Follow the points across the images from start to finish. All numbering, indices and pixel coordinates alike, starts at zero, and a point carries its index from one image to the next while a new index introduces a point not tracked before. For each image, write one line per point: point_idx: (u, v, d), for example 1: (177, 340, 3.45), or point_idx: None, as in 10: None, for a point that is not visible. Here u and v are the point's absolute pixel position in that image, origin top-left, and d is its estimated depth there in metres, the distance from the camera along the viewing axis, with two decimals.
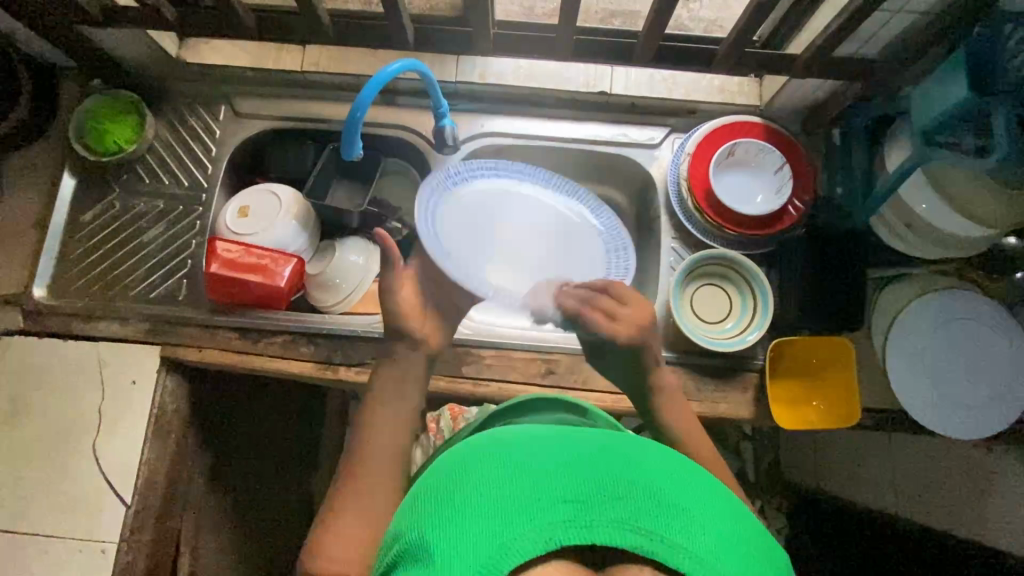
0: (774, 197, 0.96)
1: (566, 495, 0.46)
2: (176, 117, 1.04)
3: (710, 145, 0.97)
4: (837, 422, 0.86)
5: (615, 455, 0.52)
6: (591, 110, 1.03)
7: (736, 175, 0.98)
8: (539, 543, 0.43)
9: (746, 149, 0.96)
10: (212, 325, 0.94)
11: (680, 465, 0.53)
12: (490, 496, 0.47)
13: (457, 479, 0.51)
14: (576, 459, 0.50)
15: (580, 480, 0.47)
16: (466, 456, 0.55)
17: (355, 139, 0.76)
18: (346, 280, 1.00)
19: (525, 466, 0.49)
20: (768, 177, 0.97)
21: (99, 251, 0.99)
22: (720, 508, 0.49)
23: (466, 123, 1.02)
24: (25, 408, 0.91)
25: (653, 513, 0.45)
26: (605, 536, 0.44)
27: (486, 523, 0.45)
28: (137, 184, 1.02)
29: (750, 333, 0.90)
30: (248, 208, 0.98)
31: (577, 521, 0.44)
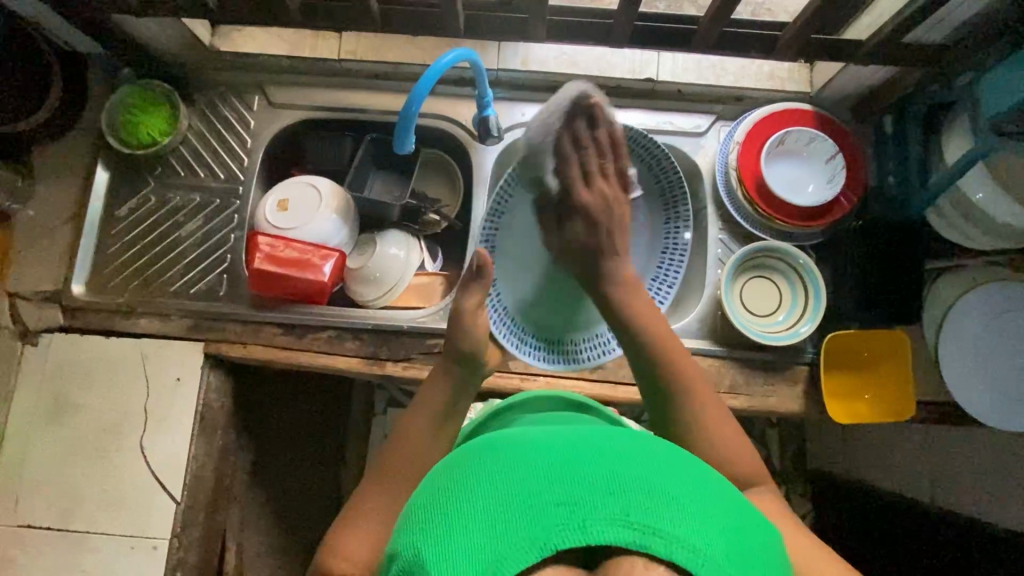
0: (827, 187, 0.94)
1: (549, 495, 0.44)
2: (209, 107, 1.02)
3: (760, 134, 0.95)
4: (888, 416, 0.86)
5: (595, 447, 0.50)
6: (635, 98, 1.01)
7: (786, 165, 0.96)
8: (531, 549, 0.42)
9: (797, 137, 0.93)
10: (255, 321, 0.93)
11: (665, 451, 0.51)
12: (475, 509, 0.45)
13: (439, 495, 0.49)
14: (556, 456, 0.48)
15: (565, 479, 0.45)
16: (453, 464, 0.53)
17: (409, 134, 0.75)
18: (388, 275, 0.98)
19: (507, 472, 0.47)
20: (820, 166, 0.95)
21: (135, 246, 0.97)
22: (711, 497, 0.47)
23: (506, 113, 1.01)
24: (70, 406, 0.90)
25: (645, 506, 0.43)
26: (595, 534, 0.42)
27: (474, 534, 0.44)
28: (172, 177, 1.00)
29: (803, 326, 0.85)
30: (288, 202, 0.97)
31: (562, 522, 0.42)
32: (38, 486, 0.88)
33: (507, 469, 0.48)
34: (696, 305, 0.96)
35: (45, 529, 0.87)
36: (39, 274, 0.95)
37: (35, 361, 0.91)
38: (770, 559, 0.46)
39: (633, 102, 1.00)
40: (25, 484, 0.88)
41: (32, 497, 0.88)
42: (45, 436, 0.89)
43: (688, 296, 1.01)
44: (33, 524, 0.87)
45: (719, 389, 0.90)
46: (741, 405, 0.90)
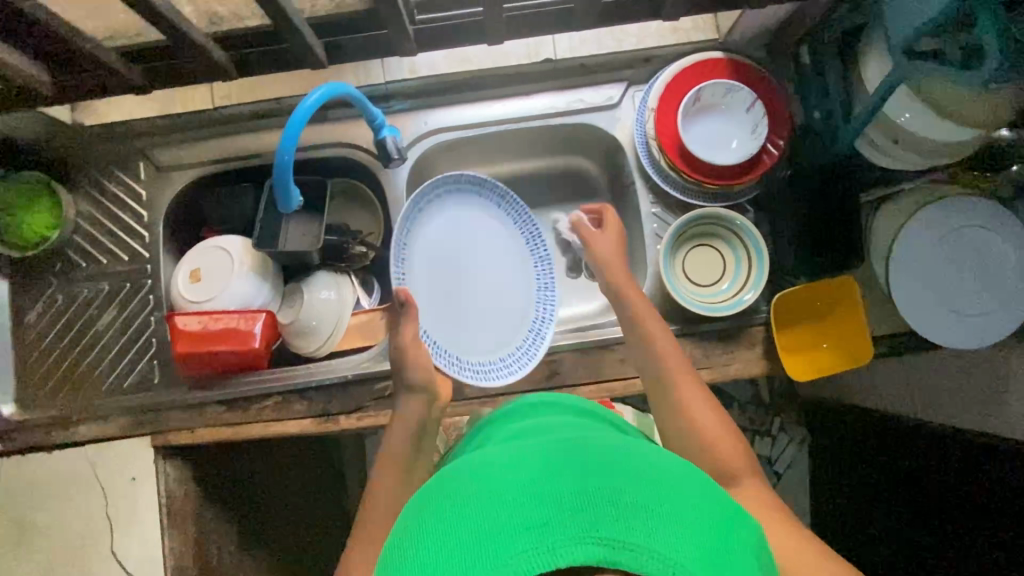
0: (751, 137, 0.89)
1: (534, 511, 0.44)
2: (94, 187, 0.95)
3: (674, 95, 0.89)
4: (848, 362, 0.85)
5: (577, 460, 0.50)
6: (540, 81, 0.94)
7: (709, 121, 0.91)
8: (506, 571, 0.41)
9: (712, 92, 0.88)
10: (197, 402, 0.90)
11: (646, 462, 0.52)
12: (452, 537, 0.45)
13: (420, 517, 0.48)
14: (539, 472, 0.48)
15: (541, 497, 0.45)
16: (436, 486, 0.52)
17: (290, 186, 0.70)
18: (323, 321, 0.95)
19: (485, 496, 0.47)
20: (742, 116, 0.90)
21: (55, 350, 0.92)
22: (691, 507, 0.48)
23: (409, 124, 0.94)
24: (31, 530, 0.87)
25: (620, 519, 0.43)
26: (564, 551, 0.41)
27: (455, 557, 0.43)
28: (74, 270, 0.94)
29: (747, 292, 0.82)
30: (200, 272, 0.91)
31: (536, 543, 0.42)
32: None
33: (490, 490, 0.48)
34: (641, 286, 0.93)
35: None
36: None
37: None
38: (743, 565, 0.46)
39: (538, 87, 0.93)
40: None
41: None
42: None
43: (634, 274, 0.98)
44: None
45: None
46: (703, 380, 0.88)
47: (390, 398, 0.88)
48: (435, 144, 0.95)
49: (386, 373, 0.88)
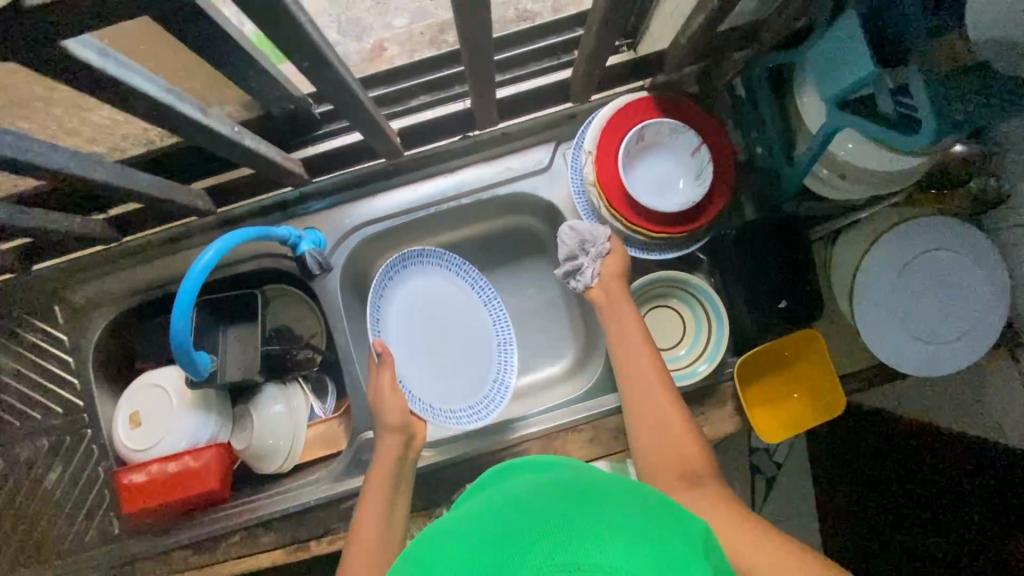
0: (695, 183, 0.83)
1: (481, 551, 0.39)
2: (13, 340, 0.89)
3: (617, 133, 0.82)
4: (821, 416, 0.80)
5: (524, 498, 0.45)
6: (462, 153, 0.89)
7: (651, 162, 0.84)
8: None
9: (657, 131, 0.81)
10: (162, 549, 0.86)
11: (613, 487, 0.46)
12: None
13: None
14: (492, 512, 0.43)
15: (491, 539, 0.39)
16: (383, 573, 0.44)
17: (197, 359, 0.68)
18: (278, 441, 0.90)
19: (435, 556, 0.40)
20: (686, 160, 0.83)
21: (5, 518, 0.88)
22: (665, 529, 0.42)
23: (330, 223, 0.89)
24: None
25: (580, 533, 0.38)
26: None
27: None
28: (12, 430, 0.90)
29: (702, 364, 0.78)
30: (140, 416, 0.87)
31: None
32: None
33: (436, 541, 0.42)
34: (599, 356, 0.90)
35: None
36: None
37: None
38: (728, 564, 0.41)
39: (461, 161, 0.89)
40: None
41: None
42: None
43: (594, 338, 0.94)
44: None
45: None
46: None
47: None
48: (366, 236, 0.90)
49: (350, 490, 0.85)
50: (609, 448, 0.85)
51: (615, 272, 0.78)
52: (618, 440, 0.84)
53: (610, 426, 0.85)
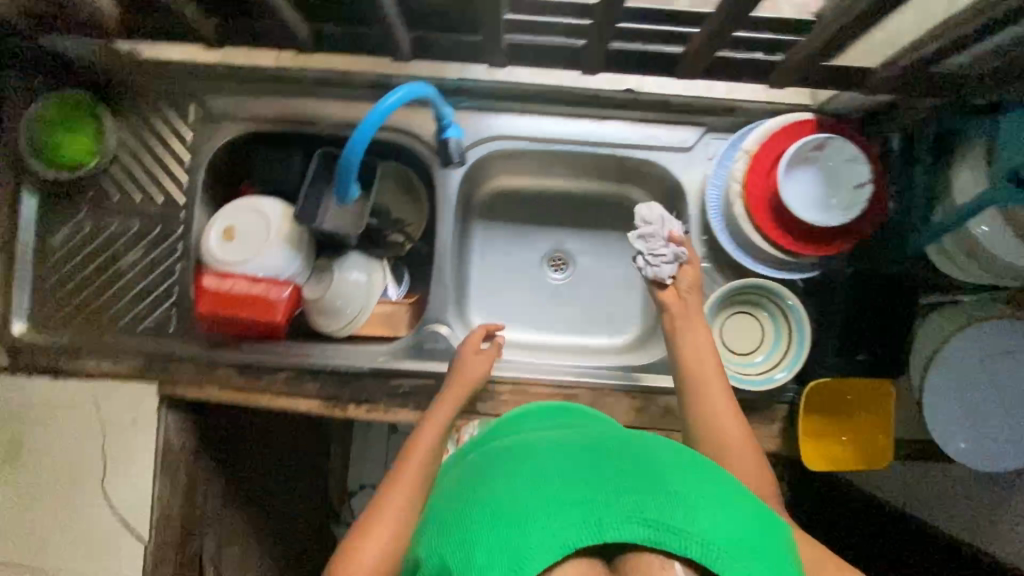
0: (842, 211, 0.84)
1: (576, 499, 0.51)
2: (141, 121, 0.91)
3: (781, 143, 0.85)
4: (864, 462, 0.84)
5: (600, 460, 0.57)
6: (618, 107, 0.89)
7: (812, 177, 0.85)
8: (557, 547, 0.48)
9: (838, 149, 0.83)
10: (211, 360, 0.89)
11: (667, 462, 0.58)
12: (495, 525, 0.51)
13: (466, 507, 0.56)
14: (569, 471, 0.55)
15: (574, 484, 0.53)
16: (475, 486, 0.59)
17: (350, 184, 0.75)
18: (349, 306, 0.92)
19: (528, 482, 0.54)
20: (843, 192, 0.84)
21: (76, 279, 0.90)
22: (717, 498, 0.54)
23: (472, 123, 0.90)
24: (25, 450, 0.88)
25: (652, 504, 0.51)
26: (609, 529, 0.49)
27: (503, 540, 0.50)
28: (106, 201, 0.91)
29: (779, 372, 0.81)
30: (233, 231, 0.88)
31: (581, 524, 0.49)
32: None
33: (521, 484, 0.54)
34: None
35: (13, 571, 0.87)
36: None
37: None
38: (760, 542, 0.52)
39: (615, 112, 0.89)
40: None
41: None
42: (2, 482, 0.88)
43: None
44: None
45: None
46: None
47: (403, 396, 0.88)
48: (494, 150, 0.91)
49: (406, 371, 0.88)
50: (652, 423, 0.88)
51: (688, 283, 0.84)
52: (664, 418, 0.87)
53: (660, 403, 0.88)
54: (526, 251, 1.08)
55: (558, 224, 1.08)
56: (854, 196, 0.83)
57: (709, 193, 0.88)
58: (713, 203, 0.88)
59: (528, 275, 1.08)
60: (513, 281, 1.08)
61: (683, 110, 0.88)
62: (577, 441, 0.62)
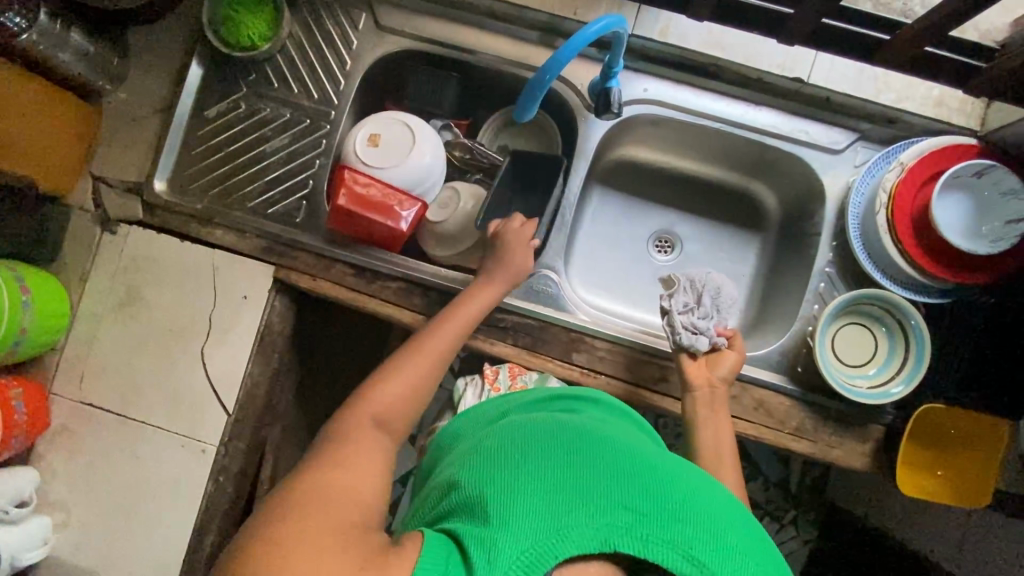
0: (991, 242, 0.82)
1: (628, 504, 0.50)
2: (314, 18, 0.94)
3: (940, 163, 0.83)
4: (960, 499, 0.80)
5: (662, 474, 0.55)
6: (776, 95, 0.89)
7: (962, 202, 0.84)
8: (595, 540, 0.48)
9: (998, 179, 0.81)
10: (329, 255, 0.91)
11: (729, 507, 0.55)
12: (539, 489, 0.51)
13: (513, 457, 0.56)
14: (628, 475, 0.53)
15: (631, 488, 0.52)
16: (527, 439, 0.59)
17: (532, 103, 0.76)
18: (468, 235, 0.93)
19: (583, 466, 0.54)
20: (997, 223, 0.82)
21: (220, 153, 0.94)
22: (765, 565, 0.51)
23: (626, 83, 0.90)
24: (142, 300, 0.92)
25: (705, 543, 0.49)
26: (652, 550, 0.48)
27: (545, 506, 0.49)
28: (264, 86, 0.95)
29: (896, 386, 0.82)
30: (379, 137, 0.91)
31: (625, 531, 0.49)
32: (103, 370, 0.92)
33: (575, 466, 0.54)
34: (780, 336, 0.90)
35: (104, 410, 0.92)
36: (125, 164, 0.95)
37: (111, 249, 0.93)
38: None
39: (771, 101, 0.89)
40: (91, 365, 0.92)
41: (96, 379, 0.92)
42: (113, 325, 0.92)
43: (772, 321, 0.95)
44: (94, 403, 0.92)
45: (784, 429, 0.85)
46: (802, 449, 0.85)
47: (503, 330, 0.89)
48: (643, 112, 0.91)
49: (510, 307, 0.89)
50: (743, 413, 0.86)
51: (723, 371, 0.81)
52: (758, 411, 0.85)
53: (756, 396, 0.86)
54: (634, 226, 1.06)
55: (672, 205, 1.06)
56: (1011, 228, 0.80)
57: (853, 198, 0.87)
58: (853, 208, 0.86)
59: (631, 249, 1.05)
60: (615, 252, 1.05)
61: (840, 112, 0.88)
62: (641, 449, 0.60)
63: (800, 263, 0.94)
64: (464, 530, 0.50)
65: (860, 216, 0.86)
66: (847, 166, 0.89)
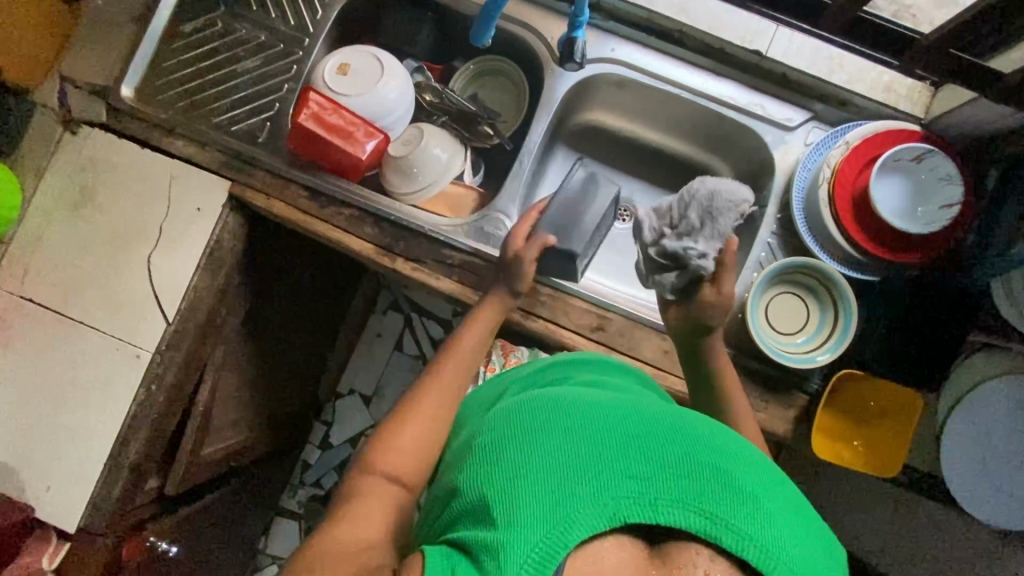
0: (921, 225, 0.86)
1: (633, 469, 0.44)
2: None
3: (883, 145, 0.86)
4: (871, 469, 0.84)
5: (663, 424, 0.49)
6: (736, 68, 0.93)
7: (899, 186, 0.88)
8: (603, 519, 0.42)
9: (934, 166, 0.85)
10: (287, 177, 0.93)
11: (737, 441, 0.50)
12: (535, 474, 0.45)
13: (503, 442, 0.49)
14: (624, 432, 0.47)
15: (634, 450, 0.46)
16: (515, 416, 0.52)
17: (489, 26, 0.75)
18: (425, 173, 0.95)
19: (576, 431, 0.47)
20: (929, 207, 0.86)
21: (192, 67, 0.95)
22: (789, 496, 0.46)
23: (595, 43, 0.94)
24: (95, 202, 0.93)
25: (722, 497, 0.43)
26: (665, 515, 0.43)
27: (541, 492, 0.43)
28: (242, 7, 0.96)
29: (821, 354, 0.85)
30: (349, 67, 0.93)
31: (633, 498, 0.43)
32: (46, 268, 0.92)
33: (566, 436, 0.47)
34: None
35: (43, 307, 0.91)
36: (95, 68, 0.95)
37: (71, 149, 0.93)
38: (829, 555, 0.45)
39: (731, 73, 0.93)
40: (35, 262, 0.92)
41: (39, 276, 0.92)
42: (63, 224, 0.93)
43: None
44: (33, 300, 0.92)
45: None
46: None
47: (450, 267, 0.90)
48: (608, 72, 0.95)
49: (457, 244, 0.91)
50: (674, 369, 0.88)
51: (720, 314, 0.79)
52: None
53: None
54: None
55: (634, 173, 1.08)
56: (940, 213, 0.85)
57: (799, 173, 0.89)
58: (798, 181, 0.89)
59: None
60: None
61: (795, 90, 0.91)
62: (639, 400, 0.54)
63: (745, 235, 0.96)
64: (468, 536, 0.44)
65: (805, 190, 0.89)
66: (798, 142, 0.92)
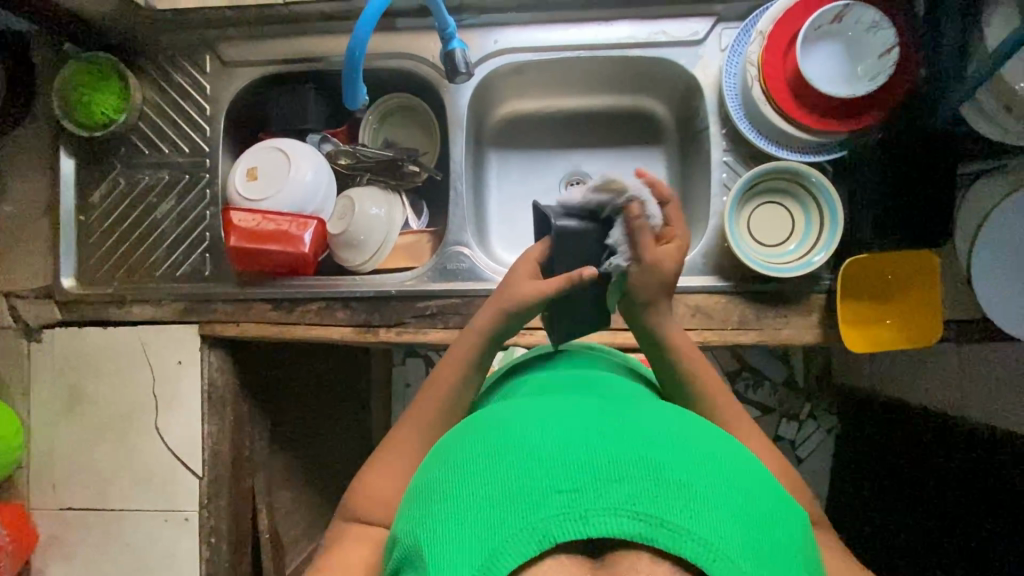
0: (867, 81, 0.81)
1: (563, 482, 0.41)
2: (161, 76, 0.94)
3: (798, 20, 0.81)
4: (913, 341, 0.80)
5: (602, 426, 0.46)
6: (623, 6, 0.88)
7: (830, 50, 0.83)
8: (531, 541, 0.39)
9: (857, 18, 0.80)
10: (245, 298, 0.92)
11: (679, 433, 0.46)
12: (464, 505, 0.42)
13: (439, 474, 0.46)
14: (557, 445, 0.43)
15: (565, 460, 0.42)
16: (454, 445, 0.49)
17: (358, 85, 0.73)
18: (372, 236, 0.93)
19: (509, 450, 0.44)
20: (870, 60, 0.81)
21: (116, 232, 0.95)
22: (736, 484, 0.42)
23: (476, 41, 0.91)
24: (85, 396, 0.93)
25: (658, 494, 0.40)
26: (595, 524, 0.39)
27: (471, 524, 0.41)
28: (136, 156, 0.95)
29: (817, 254, 0.81)
30: (257, 170, 0.91)
31: (560, 513, 0.39)
32: (70, 473, 0.93)
33: (501, 458, 0.44)
34: (700, 238, 0.89)
35: (83, 509, 0.93)
36: (32, 271, 0.96)
37: (44, 355, 0.94)
38: (783, 540, 0.41)
39: (620, 13, 0.88)
40: (58, 471, 0.94)
41: (68, 484, 0.93)
42: (67, 427, 0.94)
43: (694, 225, 0.93)
44: (72, 507, 0.93)
45: (727, 326, 0.85)
46: (750, 340, 0.84)
47: (432, 317, 0.89)
48: (501, 65, 0.92)
49: (430, 292, 0.89)
50: (683, 324, 0.85)
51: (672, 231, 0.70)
52: (696, 316, 0.84)
53: (692, 302, 0.85)
54: (540, 179, 1.04)
55: (573, 146, 1.04)
56: (886, 61, 0.79)
57: (726, 81, 0.85)
58: (729, 90, 0.85)
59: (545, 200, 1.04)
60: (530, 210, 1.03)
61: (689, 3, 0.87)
62: (583, 403, 0.51)
63: (701, 162, 0.92)
64: None
65: (740, 96, 0.85)
66: (713, 52, 0.88)
